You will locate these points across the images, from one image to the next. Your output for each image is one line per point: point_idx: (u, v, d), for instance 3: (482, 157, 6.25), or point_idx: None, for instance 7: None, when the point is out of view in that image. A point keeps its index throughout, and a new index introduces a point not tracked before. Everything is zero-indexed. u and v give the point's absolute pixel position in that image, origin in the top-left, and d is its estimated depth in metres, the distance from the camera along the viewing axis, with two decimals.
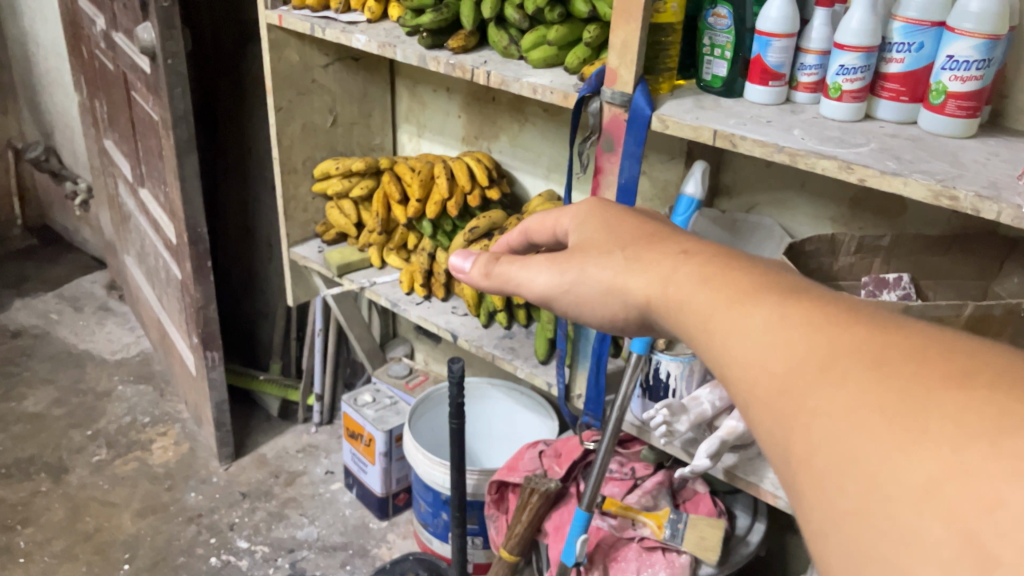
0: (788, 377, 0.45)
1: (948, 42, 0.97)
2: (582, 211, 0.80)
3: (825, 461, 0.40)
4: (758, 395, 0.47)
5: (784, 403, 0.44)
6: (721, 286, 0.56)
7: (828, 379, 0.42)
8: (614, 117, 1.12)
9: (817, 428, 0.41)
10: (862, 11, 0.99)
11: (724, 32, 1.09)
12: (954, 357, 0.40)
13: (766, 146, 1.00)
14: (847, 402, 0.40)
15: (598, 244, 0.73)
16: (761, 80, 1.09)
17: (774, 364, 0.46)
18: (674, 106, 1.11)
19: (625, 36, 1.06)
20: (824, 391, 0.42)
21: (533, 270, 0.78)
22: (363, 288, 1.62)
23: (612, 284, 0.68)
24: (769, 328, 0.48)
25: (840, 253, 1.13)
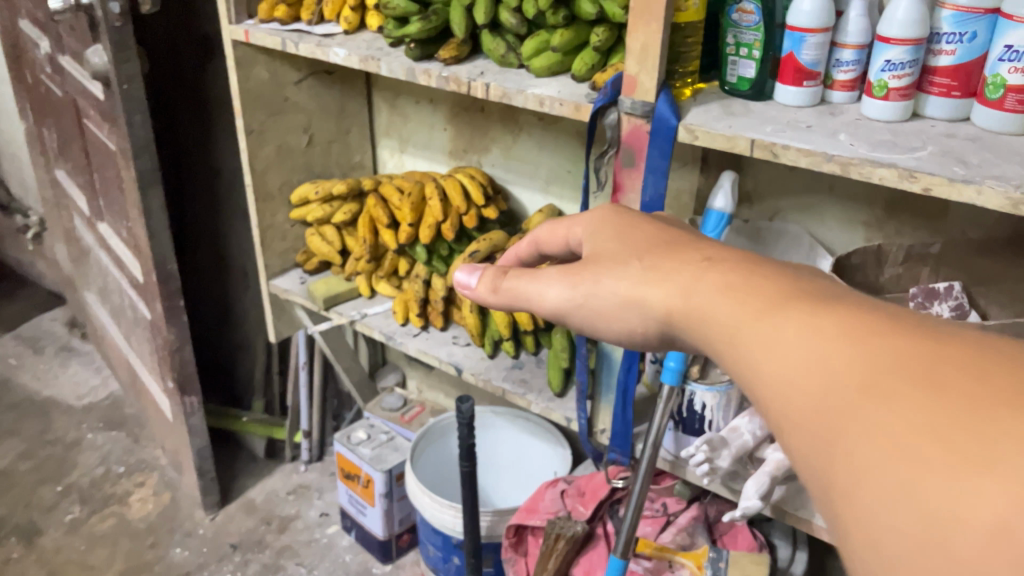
0: (824, 397, 0.41)
1: (1006, 30, 0.87)
2: (595, 221, 0.76)
3: (873, 489, 0.37)
4: (791, 416, 0.43)
5: (822, 425, 0.41)
6: (746, 290, 0.52)
7: (874, 401, 0.38)
8: (634, 129, 1.01)
9: (861, 453, 0.38)
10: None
11: (751, 29, 0.98)
12: (1014, 374, 0.37)
13: (813, 155, 0.90)
14: (895, 425, 0.37)
15: (611, 256, 0.69)
16: (794, 81, 0.99)
17: (809, 383, 0.43)
18: (701, 113, 1.00)
19: (644, 39, 0.95)
20: (866, 414, 0.38)
21: (541, 284, 0.75)
22: (353, 321, 1.49)
23: (630, 296, 0.63)
24: (801, 342, 0.45)
25: (887, 265, 1.04)
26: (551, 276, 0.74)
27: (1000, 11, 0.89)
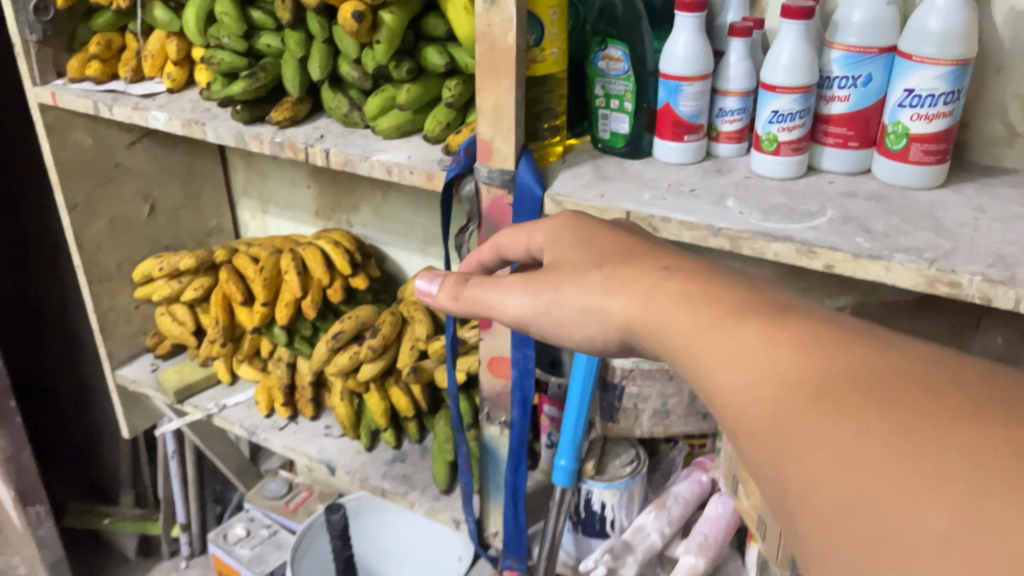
0: (773, 413, 0.37)
1: (903, 72, 0.77)
2: (558, 226, 0.65)
3: (821, 509, 0.33)
4: (740, 425, 0.39)
5: (772, 439, 0.37)
6: (698, 298, 0.47)
7: (826, 411, 0.35)
8: (495, 200, 0.87)
9: (809, 468, 0.34)
10: (791, 42, 0.78)
11: (620, 79, 0.85)
12: (972, 389, 0.33)
13: (698, 229, 0.76)
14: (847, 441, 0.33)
15: (576, 263, 0.59)
16: (674, 135, 0.86)
17: (758, 392, 0.39)
18: (570, 179, 0.86)
19: (496, 98, 0.81)
20: (817, 426, 0.35)
21: (505, 293, 0.62)
22: (210, 415, 1.30)
23: (587, 304, 0.56)
24: (752, 350, 0.41)
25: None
26: (507, 283, 0.63)
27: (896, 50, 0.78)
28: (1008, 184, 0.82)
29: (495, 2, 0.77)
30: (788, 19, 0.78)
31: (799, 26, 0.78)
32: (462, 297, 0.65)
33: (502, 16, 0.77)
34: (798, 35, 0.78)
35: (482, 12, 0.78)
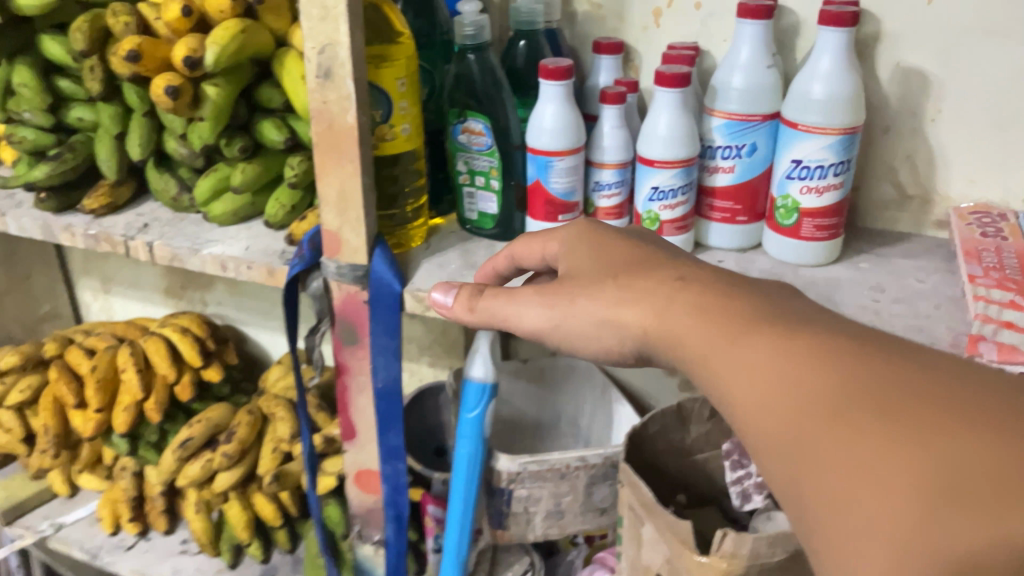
0: (797, 434, 0.39)
1: (789, 141, 0.70)
2: (573, 234, 0.62)
3: (857, 531, 0.35)
4: (764, 441, 0.41)
5: (801, 457, 0.38)
6: (720, 311, 0.48)
7: (853, 437, 0.36)
8: (348, 298, 0.75)
9: (848, 491, 0.35)
10: (669, 112, 0.70)
11: (483, 154, 0.75)
12: (991, 403, 0.35)
13: None
14: (877, 463, 0.35)
15: (592, 271, 0.57)
16: (547, 215, 0.77)
17: (782, 407, 0.40)
18: (433, 268, 0.75)
19: (340, 185, 0.70)
20: (847, 456, 0.36)
21: (521, 304, 0.58)
22: (43, 538, 1.12)
23: (603, 315, 0.54)
24: (770, 367, 0.42)
25: (693, 423, 0.83)
26: (517, 293, 0.59)
27: (780, 116, 0.71)
28: (903, 254, 0.76)
29: (329, 78, 0.66)
30: (664, 86, 0.69)
31: (676, 94, 0.69)
32: (474, 308, 0.61)
33: (338, 94, 0.66)
34: (676, 104, 0.70)
35: (314, 88, 0.67)
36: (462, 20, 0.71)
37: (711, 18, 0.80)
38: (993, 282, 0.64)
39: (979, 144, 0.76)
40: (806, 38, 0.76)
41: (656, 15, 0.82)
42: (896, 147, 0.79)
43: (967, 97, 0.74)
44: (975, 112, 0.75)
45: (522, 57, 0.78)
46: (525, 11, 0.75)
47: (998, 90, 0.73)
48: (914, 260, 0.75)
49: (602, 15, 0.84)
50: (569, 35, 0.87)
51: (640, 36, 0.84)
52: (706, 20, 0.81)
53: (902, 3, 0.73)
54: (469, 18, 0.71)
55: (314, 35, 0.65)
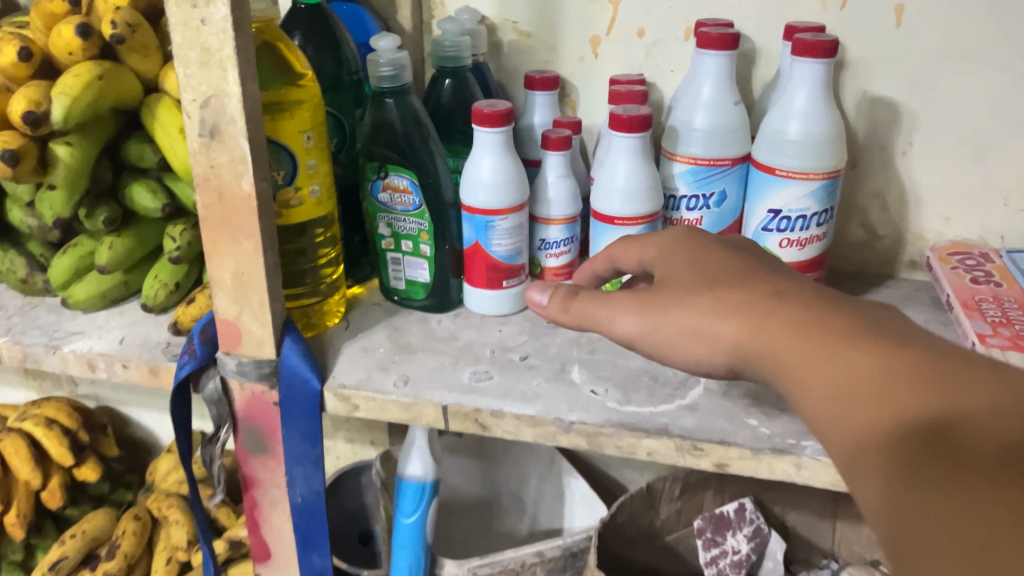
0: (901, 440, 0.37)
1: (765, 189, 0.61)
2: (669, 238, 0.55)
3: (849, 412, 0.40)
4: (858, 446, 0.39)
5: (904, 464, 0.36)
6: (805, 322, 0.44)
7: (870, 319, 0.41)
8: (252, 400, 0.61)
9: (848, 354, 0.41)
10: (628, 160, 0.60)
11: (411, 215, 0.64)
12: None
13: (542, 424, 0.55)
14: (883, 350, 0.40)
15: (689, 282, 0.50)
16: (488, 282, 0.66)
17: (878, 413, 0.38)
18: (356, 355, 0.62)
19: (236, 265, 0.56)
20: (849, 341, 0.41)
21: (614, 308, 0.51)
22: None
23: (697, 327, 0.47)
24: (864, 375, 0.40)
25: (661, 503, 0.76)
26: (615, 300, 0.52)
27: (751, 159, 0.63)
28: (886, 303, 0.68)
29: (216, 136, 0.53)
30: (619, 129, 0.59)
31: (635, 140, 0.59)
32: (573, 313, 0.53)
33: (229, 156, 0.53)
34: (636, 150, 0.60)
35: (198, 149, 0.53)
36: (377, 58, 0.59)
37: (655, 47, 0.71)
38: (1010, 340, 0.56)
39: (953, 178, 0.69)
40: (766, 63, 0.69)
41: (593, 44, 0.73)
42: (865, 184, 0.71)
43: (939, 128, 0.68)
44: (949, 143, 0.68)
45: (447, 98, 0.67)
46: (451, 44, 0.64)
47: (973, 119, 0.67)
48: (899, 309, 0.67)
49: (531, 46, 0.74)
50: (495, 69, 0.76)
51: (576, 69, 0.74)
52: (650, 50, 0.72)
53: (867, 28, 0.66)
54: (386, 55, 0.59)
55: (193, 84, 0.51)
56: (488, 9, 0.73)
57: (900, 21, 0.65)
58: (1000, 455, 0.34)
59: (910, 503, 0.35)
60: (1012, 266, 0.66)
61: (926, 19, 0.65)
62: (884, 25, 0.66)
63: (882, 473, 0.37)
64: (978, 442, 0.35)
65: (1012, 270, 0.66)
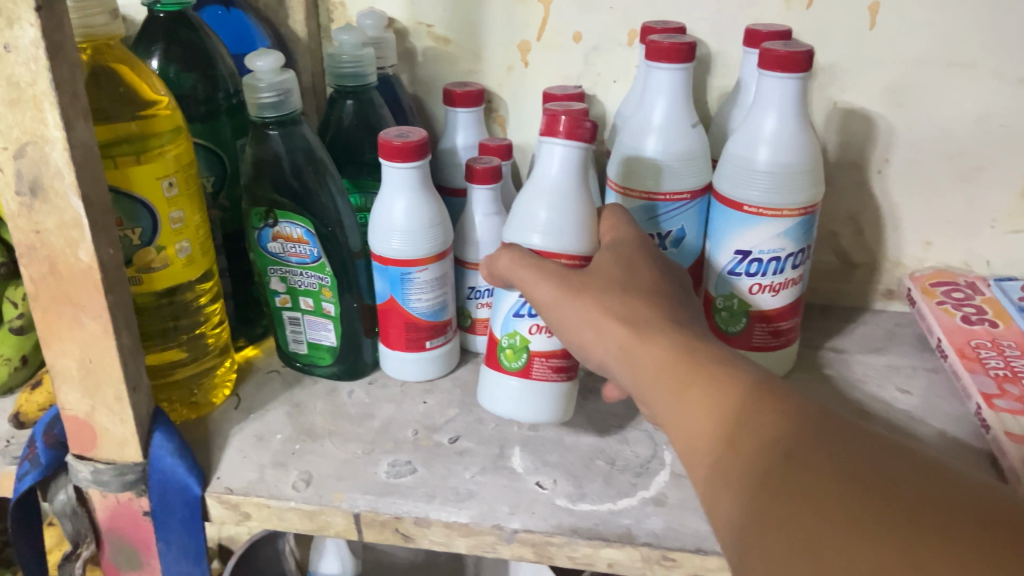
0: (722, 414, 0.33)
1: (731, 227, 0.52)
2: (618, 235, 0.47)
3: (680, 394, 0.35)
4: (683, 429, 0.35)
5: (730, 439, 0.32)
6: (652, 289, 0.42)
7: (696, 356, 0.36)
8: (115, 511, 0.49)
9: (679, 401, 0.35)
10: (562, 178, 0.46)
11: (309, 268, 0.52)
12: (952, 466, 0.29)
13: (478, 534, 0.44)
14: (718, 382, 0.34)
15: (617, 278, 0.43)
16: (408, 344, 0.55)
17: (704, 394, 0.34)
18: (251, 444, 0.51)
19: (82, 353, 0.44)
20: (687, 373, 0.36)
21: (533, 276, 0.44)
22: None
23: (598, 318, 0.41)
24: (690, 366, 0.36)
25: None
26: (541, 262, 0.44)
27: (712, 190, 0.53)
28: (864, 345, 0.60)
29: (38, 194, 0.40)
30: (564, 137, 0.45)
31: (575, 152, 0.46)
32: (502, 279, 0.47)
33: (58, 219, 0.41)
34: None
35: (16, 211, 0.41)
36: (255, 81, 0.47)
37: (595, 54, 0.61)
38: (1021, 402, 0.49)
39: (936, 199, 0.61)
40: (724, 72, 0.60)
41: (522, 51, 0.62)
42: (837, 206, 0.63)
43: (920, 142, 0.60)
44: (931, 160, 0.60)
45: (349, 122, 0.55)
46: (350, 58, 0.53)
47: (960, 133, 0.59)
48: (880, 354, 0.59)
49: (450, 53, 0.63)
50: (409, 81, 0.65)
51: (504, 80, 0.63)
52: (589, 58, 0.61)
53: (839, 29, 0.57)
54: (266, 78, 0.47)
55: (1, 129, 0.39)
56: (396, 11, 0.62)
57: (875, 22, 0.56)
58: (811, 439, 0.30)
59: (733, 478, 0.31)
60: (1003, 299, 0.59)
61: (906, 19, 0.56)
62: (858, 27, 0.56)
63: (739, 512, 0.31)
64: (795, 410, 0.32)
65: (1004, 304, 0.59)
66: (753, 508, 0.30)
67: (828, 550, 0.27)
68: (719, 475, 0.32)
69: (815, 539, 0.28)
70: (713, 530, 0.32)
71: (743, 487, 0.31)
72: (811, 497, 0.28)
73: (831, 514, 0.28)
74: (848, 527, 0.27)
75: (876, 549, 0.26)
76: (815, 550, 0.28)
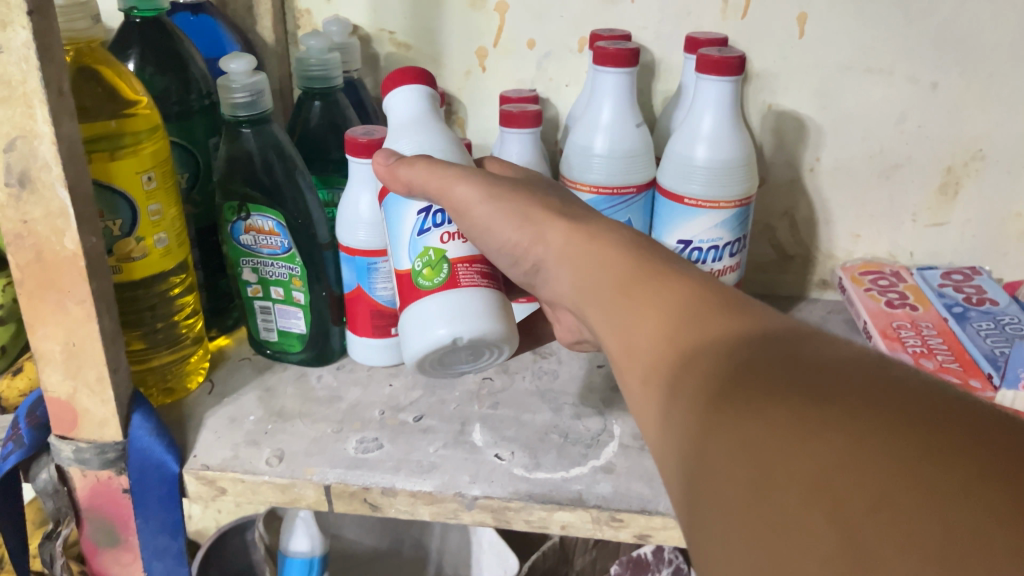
0: (680, 342, 0.34)
1: (673, 219, 0.56)
2: None
3: (647, 324, 0.36)
4: (645, 355, 0.36)
5: (686, 362, 0.33)
6: None
7: (646, 269, 0.39)
8: (95, 490, 0.52)
9: (640, 324, 0.37)
10: (523, 151, 0.60)
11: (280, 259, 0.55)
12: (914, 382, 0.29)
13: (441, 502, 0.48)
14: (680, 311, 0.35)
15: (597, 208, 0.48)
16: (374, 330, 0.58)
17: (665, 329, 0.35)
18: (223, 426, 0.54)
19: (65, 336, 0.47)
20: (648, 300, 0.37)
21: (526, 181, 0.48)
22: None
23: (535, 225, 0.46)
24: (656, 304, 0.37)
25: (576, 554, 0.77)
26: (506, 179, 0.47)
27: (657, 185, 0.58)
28: None
29: (26, 185, 0.43)
30: (410, 82, 0.49)
31: (527, 135, 0.59)
32: (401, 182, 0.47)
33: (45, 208, 0.43)
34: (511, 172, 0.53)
35: (5, 202, 0.43)
36: (228, 82, 0.51)
37: (547, 60, 0.65)
38: (936, 374, 0.54)
39: (862, 193, 0.67)
40: (667, 77, 0.64)
41: (480, 57, 0.66)
42: (773, 202, 0.68)
43: (847, 142, 0.65)
44: (857, 158, 0.65)
45: (316, 122, 0.59)
46: (317, 61, 0.56)
47: (881, 134, 0.64)
48: None
49: (411, 59, 0.67)
50: (373, 84, 0.69)
51: (463, 84, 0.67)
52: (542, 63, 0.66)
53: (770, 38, 0.62)
54: (239, 79, 0.51)
55: None
56: (360, 18, 0.65)
57: (804, 31, 0.61)
58: (761, 356, 0.31)
59: (686, 394, 0.32)
60: (923, 286, 0.65)
61: (831, 29, 0.61)
62: (788, 36, 0.61)
63: (686, 431, 0.32)
64: (749, 332, 0.32)
65: (924, 290, 0.64)
66: (698, 431, 0.31)
67: (756, 450, 0.28)
68: (673, 395, 0.33)
69: (753, 443, 0.28)
70: (669, 458, 0.33)
71: (692, 403, 0.32)
72: (756, 403, 0.29)
73: (772, 422, 0.28)
74: (784, 433, 0.28)
75: (803, 460, 0.26)
76: (755, 450, 0.28)
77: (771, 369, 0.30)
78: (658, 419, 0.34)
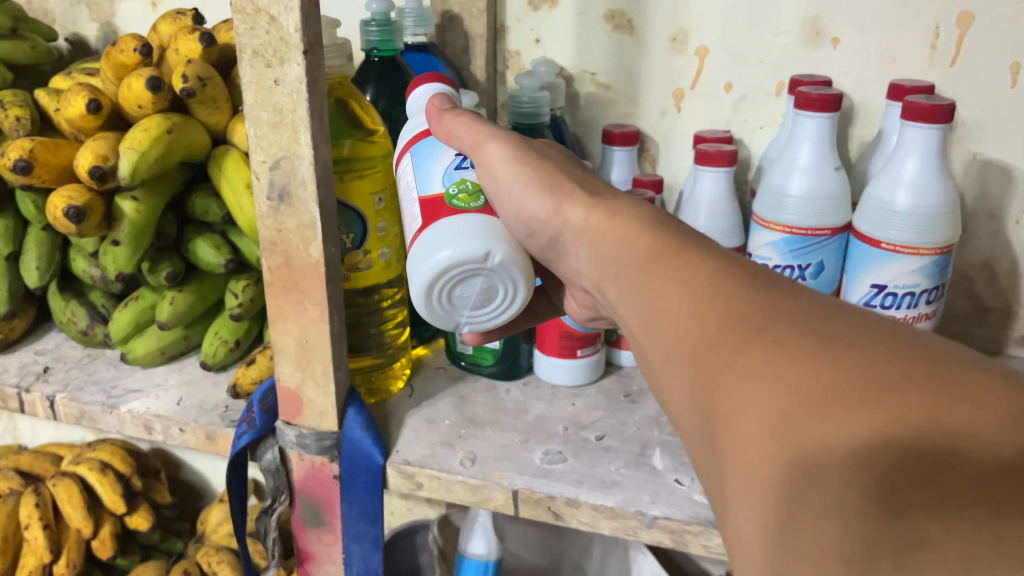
0: (704, 331, 0.31)
1: (869, 262, 0.56)
2: None
3: (664, 304, 0.33)
4: (666, 335, 0.33)
5: (712, 355, 0.30)
6: None
7: (689, 270, 0.33)
8: (309, 472, 0.58)
9: (657, 298, 0.34)
10: (716, 192, 0.62)
11: None
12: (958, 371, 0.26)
13: (622, 517, 0.50)
14: (703, 290, 0.32)
15: None
16: (561, 351, 0.62)
17: (684, 313, 0.32)
18: (422, 428, 0.58)
19: (300, 333, 0.53)
20: (690, 291, 0.32)
21: None
22: None
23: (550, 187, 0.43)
24: (673, 281, 0.33)
25: None
26: None
27: (851, 229, 0.58)
28: None
29: (285, 200, 0.50)
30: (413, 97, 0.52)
31: (722, 173, 0.61)
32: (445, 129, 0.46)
33: (298, 220, 0.50)
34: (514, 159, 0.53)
35: (266, 213, 0.51)
36: None
37: (743, 102, 0.67)
38: None
39: None
40: (865, 122, 0.64)
41: (676, 98, 0.69)
42: (971, 253, 0.66)
43: None
44: None
45: None
46: (529, 99, 0.61)
47: None
48: None
49: (609, 98, 0.70)
50: (570, 122, 0.73)
51: (657, 123, 0.70)
52: (737, 105, 0.67)
53: (979, 86, 0.61)
54: None
55: (264, 145, 0.49)
56: (565, 60, 0.70)
57: (1016, 81, 0.60)
58: (801, 351, 0.27)
59: (716, 393, 0.29)
60: None
61: None
62: (999, 85, 0.60)
63: (718, 435, 0.29)
64: (779, 318, 0.29)
65: None
66: (735, 438, 0.28)
67: (812, 473, 0.25)
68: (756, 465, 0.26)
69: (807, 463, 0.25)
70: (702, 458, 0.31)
71: (727, 405, 0.28)
72: (867, 473, 0.24)
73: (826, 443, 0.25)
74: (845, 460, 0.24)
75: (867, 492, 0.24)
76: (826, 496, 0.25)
77: (812, 369, 0.26)
78: (684, 408, 0.32)
